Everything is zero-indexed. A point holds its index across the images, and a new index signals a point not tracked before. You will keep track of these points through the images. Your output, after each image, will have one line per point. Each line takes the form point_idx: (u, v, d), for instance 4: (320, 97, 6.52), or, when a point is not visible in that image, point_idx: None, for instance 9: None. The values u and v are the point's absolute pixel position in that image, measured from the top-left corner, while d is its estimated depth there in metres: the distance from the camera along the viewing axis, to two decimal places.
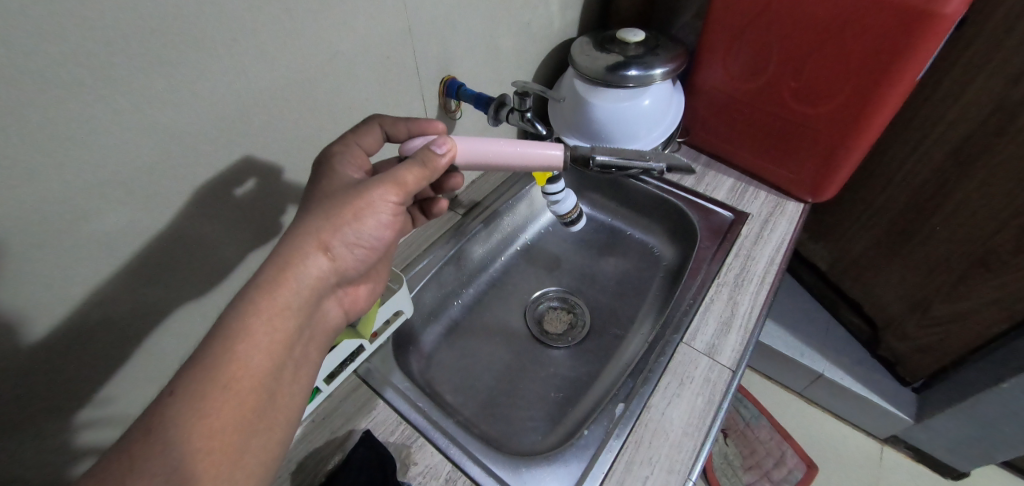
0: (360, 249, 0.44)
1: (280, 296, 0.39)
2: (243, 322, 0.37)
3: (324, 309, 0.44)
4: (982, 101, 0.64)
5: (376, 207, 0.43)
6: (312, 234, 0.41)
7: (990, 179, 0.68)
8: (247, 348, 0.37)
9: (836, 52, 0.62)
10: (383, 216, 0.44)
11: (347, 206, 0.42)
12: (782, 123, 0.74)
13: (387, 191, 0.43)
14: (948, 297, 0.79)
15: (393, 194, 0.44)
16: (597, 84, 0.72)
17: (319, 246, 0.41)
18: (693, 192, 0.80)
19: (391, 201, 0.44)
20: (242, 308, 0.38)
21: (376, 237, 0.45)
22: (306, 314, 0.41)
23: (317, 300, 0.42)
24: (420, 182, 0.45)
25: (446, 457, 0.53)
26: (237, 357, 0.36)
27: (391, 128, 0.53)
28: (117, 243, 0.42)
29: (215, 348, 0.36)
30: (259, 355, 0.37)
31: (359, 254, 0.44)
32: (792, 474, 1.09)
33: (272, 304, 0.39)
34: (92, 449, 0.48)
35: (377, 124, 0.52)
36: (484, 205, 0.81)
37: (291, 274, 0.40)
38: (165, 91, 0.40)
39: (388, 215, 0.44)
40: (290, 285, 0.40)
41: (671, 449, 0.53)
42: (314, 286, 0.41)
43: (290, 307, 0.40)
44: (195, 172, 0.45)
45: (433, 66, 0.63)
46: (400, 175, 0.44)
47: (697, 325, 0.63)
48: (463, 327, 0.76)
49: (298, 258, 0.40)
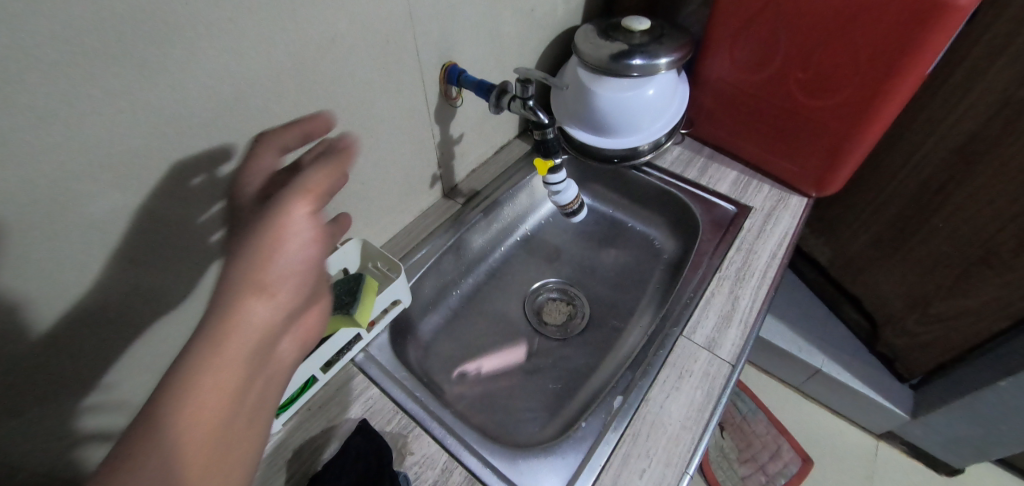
0: (301, 279, 0.35)
1: (217, 365, 0.31)
2: (176, 410, 0.29)
3: (281, 366, 0.35)
4: (988, 97, 0.64)
5: (299, 224, 0.35)
6: (237, 277, 0.32)
7: (995, 176, 0.67)
8: (189, 444, 0.29)
9: (844, 42, 0.61)
10: (312, 233, 0.35)
11: (267, 233, 0.33)
12: (788, 115, 0.73)
13: (301, 204, 0.35)
14: (949, 294, 0.79)
15: (309, 206, 0.35)
16: (601, 73, 0.70)
17: (247, 289, 0.32)
18: (696, 185, 0.79)
19: (311, 214, 0.35)
20: (171, 393, 0.29)
21: (311, 258, 0.35)
22: (252, 376, 0.32)
23: (264, 358, 0.33)
24: (330, 183, 0.37)
25: (442, 447, 0.53)
26: (178, 459, 0.28)
27: (283, 138, 0.44)
28: (111, 229, 0.41)
29: (149, 452, 0.28)
30: (203, 444, 0.29)
31: (300, 281, 0.35)
32: (788, 467, 1.10)
33: (206, 381, 0.30)
34: (89, 435, 0.48)
35: (267, 143, 0.43)
36: (485, 195, 0.79)
37: (225, 333, 0.31)
38: (163, 74, 0.39)
39: (311, 231, 0.35)
40: (225, 349, 0.31)
41: (669, 442, 0.52)
42: (259, 339, 0.32)
43: (229, 377, 0.31)
44: (192, 158, 0.44)
45: (434, 52, 0.62)
46: (308, 182, 0.36)
47: (696, 318, 0.62)
48: (461, 317, 0.75)
49: (224, 311, 0.31)
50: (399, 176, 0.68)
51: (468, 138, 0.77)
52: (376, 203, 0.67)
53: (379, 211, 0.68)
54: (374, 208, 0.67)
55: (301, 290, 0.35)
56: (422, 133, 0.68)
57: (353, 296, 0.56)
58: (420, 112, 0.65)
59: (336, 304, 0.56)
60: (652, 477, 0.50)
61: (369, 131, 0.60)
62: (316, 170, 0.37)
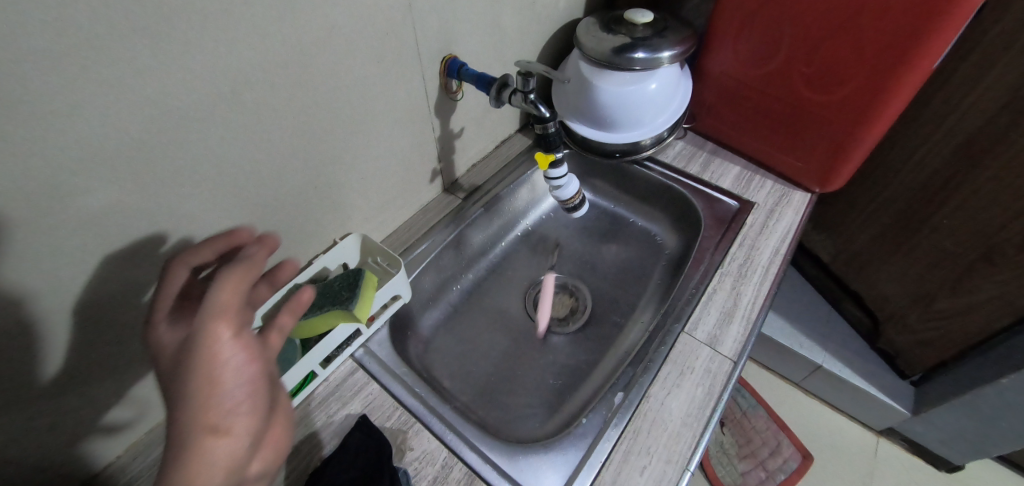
0: (253, 396, 0.36)
1: None
2: None
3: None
4: (994, 93, 0.63)
5: (225, 350, 0.35)
6: (189, 424, 0.33)
7: (1001, 173, 0.66)
8: None
9: (850, 36, 0.60)
10: (241, 354, 0.36)
11: (199, 374, 0.34)
12: (792, 110, 0.72)
13: (218, 328, 0.35)
14: (952, 291, 0.79)
15: (226, 327, 0.35)
16: (603, 67, 0.70)
17: (200, 432, 0.33)
18: (699, 180, 0.79)
19: (233, 333, 0.36)
20: None
21: (252, 374, 0.36)
22: None
23: None
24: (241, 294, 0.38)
25: (443, 443, 0.52)
26: None
27: (194, 257, 0.44)
28: (106, 223, 0.41)
29: None
30: None
31: (251, 401, 0.35)
32: (788, 463, 1.10)
33: None
34: (89, 429, 0.48)
35: (178, 263, 0.44)
36: (485, 189, 0.79)
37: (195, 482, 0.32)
38: (160, 65, 0.38)
39: (244, 351, 0.36)
40: None
41: (670, 439, 0.52)
42: (228, 473, 0.33)
43: None
44: (190, 151, 0.43)
45: (434, 45, 0.61)
46: (217, 304, 0.36)
47: (698, 314, 0.62)
48: (461, 312, 0.75)
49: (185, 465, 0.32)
50: (399, 170, 0.68)
51: (469, 132, 0.76)
52: (375, 197, 0.67)
53: (378, 205, 0.68)
54: (373, 203, 0.67)
55: (257, 405, 0.36)
56: (422, 127, 0.67)
57: (353, 293, 0.54)
58: (420, 105, 0.64)
59: (335, 300, 0.54)
60: (653, 474, 0.50)
61: (368, 124, 0.59)
62: (218, 289, 0.37)
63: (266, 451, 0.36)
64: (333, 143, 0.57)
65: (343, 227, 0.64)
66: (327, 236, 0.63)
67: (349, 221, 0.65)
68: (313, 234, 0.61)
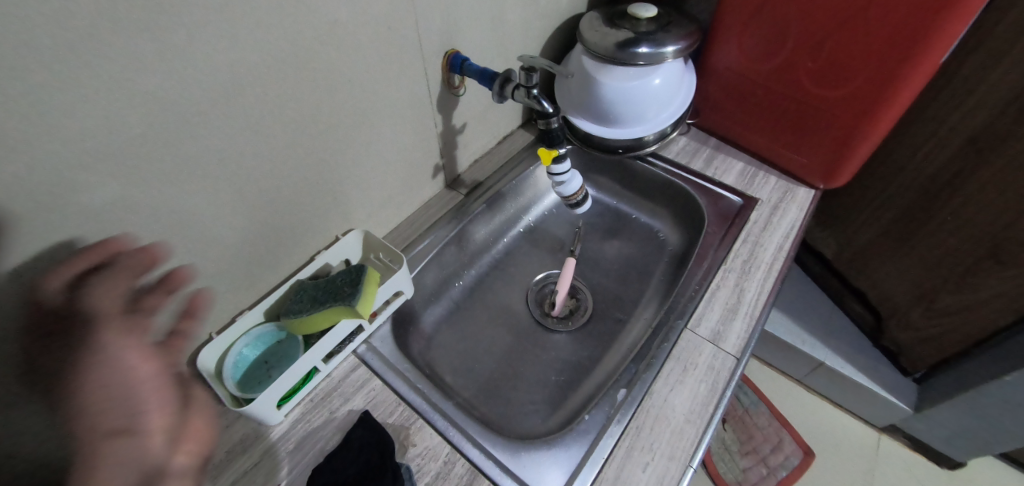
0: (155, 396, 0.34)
1: None
2: None
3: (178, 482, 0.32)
4: (1000, 89, 0.62)
5: (116, 356, 0.34)
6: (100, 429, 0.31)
7: (1007, 169, 0.65)
8: None
9: (856, 30, 0.59)
10: (131, 356, 0.35)
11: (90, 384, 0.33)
12: (797, 105, 0.71)
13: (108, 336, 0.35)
14: (956, 288, 0.78)
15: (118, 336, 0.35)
16: (606, 61, 0.69)
17: (108, 439, 0.31)
18: (703, 176, 0.78)
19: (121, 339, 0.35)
20: None
21: (152, 371, 0.35)
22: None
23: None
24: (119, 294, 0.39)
25: (445, 439, 0.52)
26: None
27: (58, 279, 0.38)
28: (107, 218, 0.40)
29: None
30: None
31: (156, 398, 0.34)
32: (789, 459, 1.11)
33: None
34: None
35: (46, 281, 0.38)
36: (487, 185, 0.78)
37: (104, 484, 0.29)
38: (162, 60, 0.38)
39: (137, 354, 0.35)
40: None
41: (673, 436, 0.52)
42: (144, 474, 0.31)
43: None
44: (192, 146, 0.43)
45: (437, 40, 0.61)
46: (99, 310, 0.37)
47: (701, 311, 0.62)
48: (463, 308, 0.75)
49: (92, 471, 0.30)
50: (401, 166, 0.67)
51: (471, 127, 0.76)
52: (377, 193, 0.66)
53: (380, 201, 0.68)
54: (375, 199, 0.67)
55: (165, 401, 0.34)
56: (424, 122, 0.67)
57: (355, 288, 0.54)
58: (422, 101, 0.64)
59: (336, 295, 0.54)
60: (655, 470, 0.50)
61: (370, 120, 0.59)
62: (98, 295, 0.38)
63: (188, 439, 0.34)
64: (335, 138, 0.56)
65: (345, 223, 0.64)
66: (329, 232, 0.63)
67: (351, 217, 0.64)
68: (315, 230, 0.61)
